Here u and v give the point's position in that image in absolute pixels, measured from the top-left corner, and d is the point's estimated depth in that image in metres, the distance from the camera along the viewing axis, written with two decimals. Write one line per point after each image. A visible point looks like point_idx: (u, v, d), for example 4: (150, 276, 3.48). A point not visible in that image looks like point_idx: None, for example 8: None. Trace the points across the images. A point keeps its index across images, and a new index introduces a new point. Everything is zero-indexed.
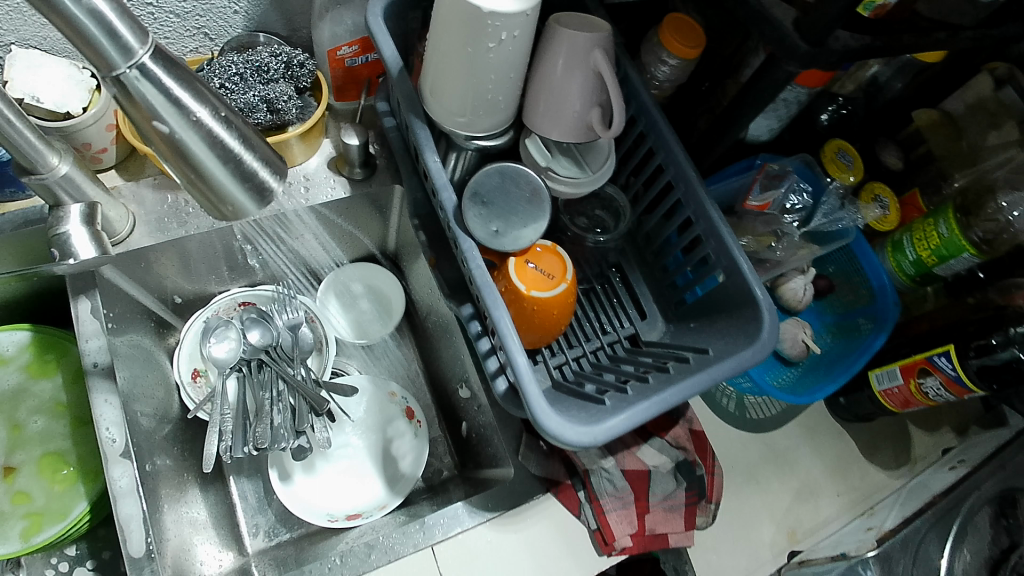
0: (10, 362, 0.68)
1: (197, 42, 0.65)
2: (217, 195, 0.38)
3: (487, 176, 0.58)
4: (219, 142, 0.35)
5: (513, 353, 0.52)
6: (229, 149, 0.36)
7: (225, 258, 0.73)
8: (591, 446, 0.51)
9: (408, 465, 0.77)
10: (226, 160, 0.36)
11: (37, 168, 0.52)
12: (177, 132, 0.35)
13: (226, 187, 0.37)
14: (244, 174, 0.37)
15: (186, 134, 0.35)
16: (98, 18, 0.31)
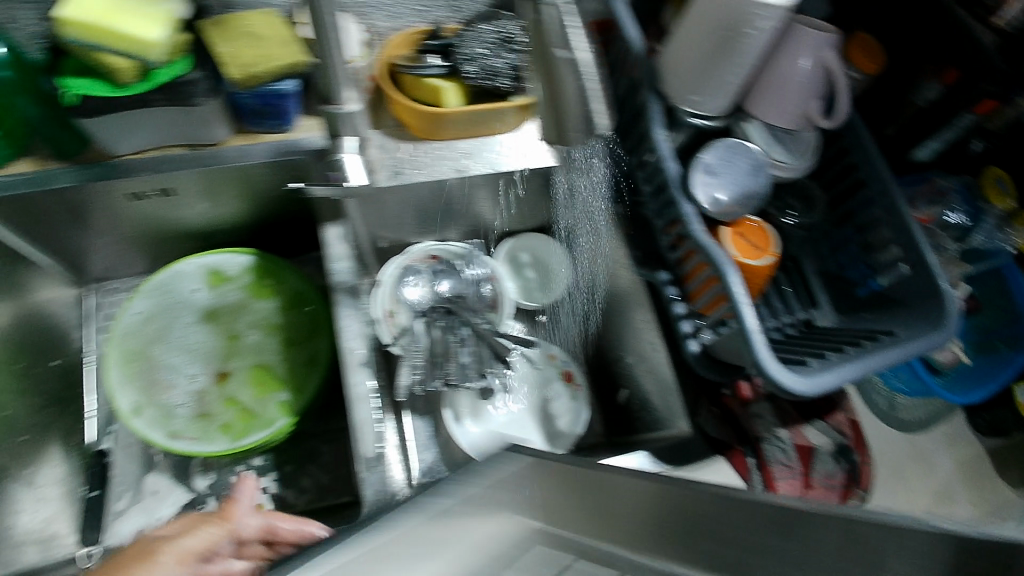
0: (233, 280, 0.74)
1: (445, 13, 0.72)
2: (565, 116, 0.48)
3: (717, 151, 0.64)
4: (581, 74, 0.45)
5: (740, 305, 0.59)
6: (585, 81, 0.45)
7: (427, 212, 0.80)
8: (805, 395, 0.59)
9: (566, 424, 0.81)
10: (579, 89, 0.46)
11: (334, 100, 0.58)
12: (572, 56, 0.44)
13: (573, 110, 0.47)
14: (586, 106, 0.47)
15: (565, 62, 0.44)
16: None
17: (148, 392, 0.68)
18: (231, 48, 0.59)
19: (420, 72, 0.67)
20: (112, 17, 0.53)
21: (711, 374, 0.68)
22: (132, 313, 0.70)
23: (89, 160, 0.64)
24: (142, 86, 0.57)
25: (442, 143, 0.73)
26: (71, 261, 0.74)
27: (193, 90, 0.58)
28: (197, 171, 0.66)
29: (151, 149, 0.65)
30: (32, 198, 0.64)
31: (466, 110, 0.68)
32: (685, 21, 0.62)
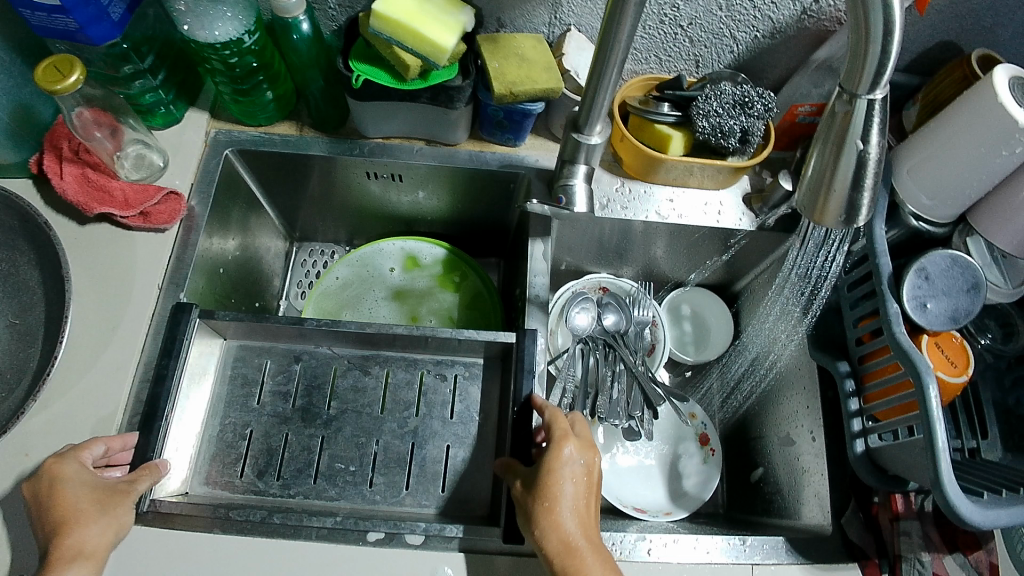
0: (426, 268, 0.79)
1: (684, 65, 0.75)
2: (822, 206, 0.47)
3: (939, 258, 0.64)
4: (862, 170, 0.44)
5: (936, 419, 0.57)
6: (862, 178, 0.44)
7: (610, 247, 0.83)
8: (978, 526, 0.57)
9: (694, 486, 0.81)
10: (853, 182, 0.45)
11: (585, 130, 0.62)
12: (866, 152, 0.43)
13: (835, 202, 0.46)
14: (855, 201, 0.46)
15: (852, 155, 0.44)
16: (882, 55, 0.40)
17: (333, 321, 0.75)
18: (501, 65, 0.64)
19: (653, 117, 0.70)
20: (417, 19, 0.59)
21: (873, 481, 0.66)
22: (335, 277, 0.77)
23: (344, 135, 0.72)
24: (419, 83, 0.63)
25: (651, 188, 0.76)
26: (287, 217, 0.81)
27: (457, 95, 0.65)
28: (429, 163, 0.72)
29: (396, 137, 0.72)
30: (286, 156, 0.71)
31: (686, 160, 0.71)
32: (936, 126, 0.62)
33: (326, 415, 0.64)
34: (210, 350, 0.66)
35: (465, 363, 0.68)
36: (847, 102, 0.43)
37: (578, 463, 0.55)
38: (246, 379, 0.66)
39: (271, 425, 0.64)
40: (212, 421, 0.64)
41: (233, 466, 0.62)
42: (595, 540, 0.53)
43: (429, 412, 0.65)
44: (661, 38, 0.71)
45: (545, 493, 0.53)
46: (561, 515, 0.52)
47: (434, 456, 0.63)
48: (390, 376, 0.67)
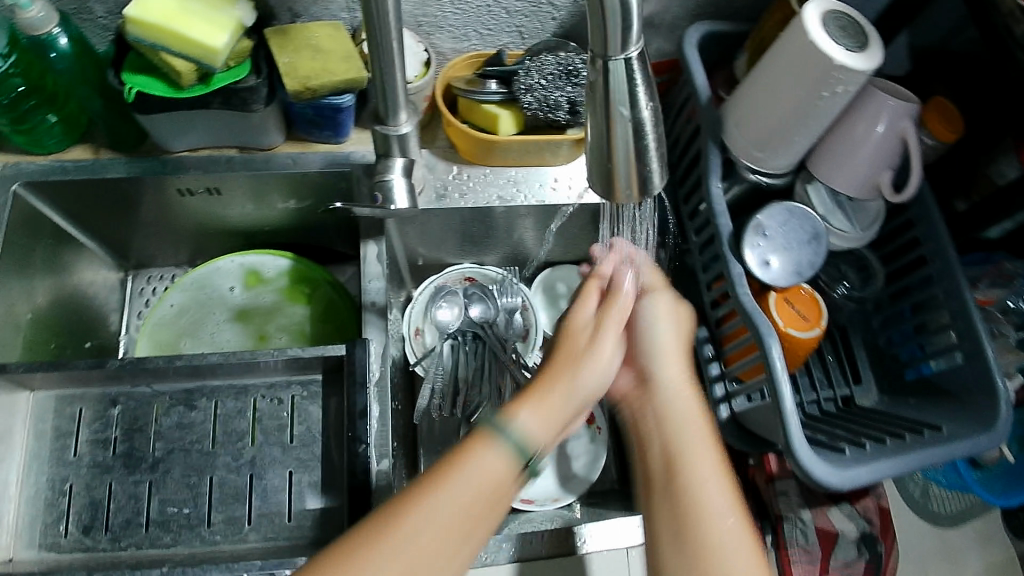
0: (271, 282, 0.74)
1: (510, 39, 0.71)
2: (612, 179, 0.42)
3: (775, 213, 0.62)
4: (641, 139, 0.39)
5: (779, 382, 0.55)
6: (645, 147, 0.40)
7: (469, 236, 0.79)
8: (837, 487, 0.55)
9: (582, 467, 0.79)
10: (636, 153, 0.40)
11: (390, 121, 0.57)
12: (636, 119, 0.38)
13: (623, 174, 0.41)
14: (641, 169, 0.41)
15: (626, 125, 0.39)
16: (625, 10, 0.35)
17: (165, 347, 0.70)
18: (291, 59, 0.59)
19: (478, 97, 0.66)
20: (177, 19, 0.55)
21: (738, 443, 0.66)
22: (168, 305, 0.71)
23: (145, 153, 0.67)
24: (201, 88, 0.58)
25: (493, 169, 0.72)
26: (116, 245, 0.75)
27: (251, 97, 0.60)
28: (245, 173, 0.67)
29: (205, 147, 0.67)
30: (83, 182, 0.65)
31: (519, 138, 0.68)
32: (756, 74, 0.59)
33: (151, 458, 0.61)
34: (15, 407, 0.61)
35: (301, 383, 0.63)
36: (601, 65, 0.38)
37: (653, 321, 0.57)
38: (61, 431, 0.62)
39: (93, 477, 0.60)
40: (28, 482, 0.60)
41: (56, 525, 0.59)
42: (716, 475, 0.49)
43: (266, 439, 0.62)
44: (477, 11, 0.66)
45: (561, 362, 0.51)
46: (589, 362, 0.51)
47: (275, 486, 0.60)
48: (219, 408, 0.62)
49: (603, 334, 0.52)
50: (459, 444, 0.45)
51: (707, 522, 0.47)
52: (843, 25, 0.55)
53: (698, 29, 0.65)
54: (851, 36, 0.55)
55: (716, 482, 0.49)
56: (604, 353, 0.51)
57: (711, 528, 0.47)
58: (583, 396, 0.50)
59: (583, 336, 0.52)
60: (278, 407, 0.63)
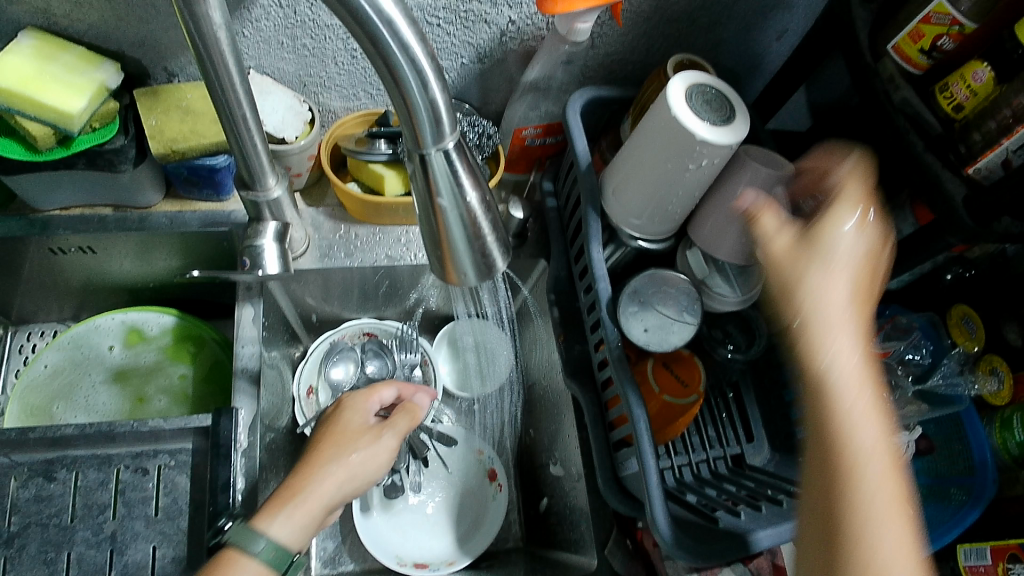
0: (153, 340, 0.72)
1: None
2: (449, 265, 0.41)
3: (648, 280, 0.63)
4: (471, 226, 0.39)
5: (645, 454, 0.55)
6: (478, 233, 0.39)
7: (366, 291, 0.78)
8: (706, 563, 0.55)
9: (480, 527, 0.77)
10: (470, 239, 0.39)
11: (257, 186, 0.56)
12: (461, 209, 0.38)
13: (461, 259, 0.40)
14: (480, 254, 0.40)
15: (452, 213, 0.38)
16: (430, 104, 0.34)
17: (37, 412, 0.67)
18: (158, 120, 0.58)
19: (365, 157, 0.64)
20: (33, 84, 0.52)
21: (623, 509, 0.65)
22: (39, 367, 0.68)
23: (14, 212, 0.64)
24: (60, 152, 0.56)
25: (382, 228, 0.71)
26: None
27: (117, 158, 0.58)
28: (121, 233, 0.65)
29: (78, 206, 0.65)
30: None
31: (405, 199, 0.67)
32: (629, 145, 0.59)
33: (5, 534, 0.57)
34: None
35: (170, 452, 0.61)
36: (418, 157, 0.37)
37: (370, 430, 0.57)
38: None
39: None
40: None
41: None
42: (869, 411, 0.39)
43: (128, 513, 0.59)
44: (360, 72, 0.66)
45: (330, 445, 0.54)
46: (353, 443, 0.55)
47: (138, 563, 0.57)
48: (79, 480, 0.60)
49: (380, 440, 0.56)
50: (211, 564, 0.47)
51: (866, 440, 0.39)
52: (708, 99, 0.55)
53: (583, 94, 0.65)
54: (716, 110, 0.55)
55: (850, 335, 0.40)
56: (366, 461, 0.54)
57: (842, 417, 0.39)
58: (351, 476, 0.53)
59: (363, 434, 0.56)
60: (145, 477, 0.60)
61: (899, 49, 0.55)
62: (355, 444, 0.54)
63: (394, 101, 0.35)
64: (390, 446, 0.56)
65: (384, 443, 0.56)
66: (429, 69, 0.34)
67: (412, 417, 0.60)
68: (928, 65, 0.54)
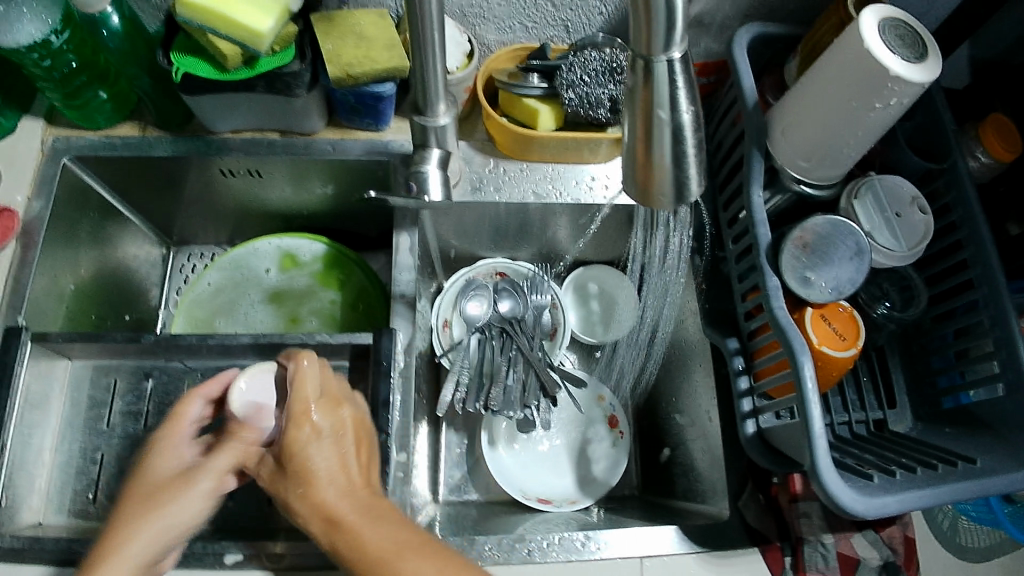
0: (304, 266, 0.75)
1: (555, 32, 0.70)
2: (649, 184, 0.40)
3: (817, 227, 0.60)
4: (681, 142, 0.38)
5: (810, 402, 0.54)
6: (685, 151, 0.39)
7: (502, 231, 0.79)
8: (863, 515, 0.54)
9: (602, 471, 0.78)
10: (677, 156, 0.39)
11: (428, 112, 0.57)
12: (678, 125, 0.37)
13: (665, 179, 0.40)
14: (686, 175, 0.40)
15: (667, 127, 0.38)
16: (670, 7, 0.34)
17: (202, 324, 0.72)
18: (335, 46, 0.59)
19: (518, 91, 0.65)
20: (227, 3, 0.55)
21: (765, 462, 0.63)
22: (204, 283, 0.73)
23: (190, 132, 0.68)
24: (245, 72, 0.59)
25: (529, 165, 0.72)
26: (161, 222, 0.77)
27: (294, 81, 0.60)
28: (284, 158, 0.68)
29: (247, 130, 0.68)
30: (130, 159, 0.67)
31: (556, 135, 0.67)
32: (806, 81, 0.56)
33: None
34: (52, 374, 0.63)
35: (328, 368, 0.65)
36: (644, 66, 0.37)
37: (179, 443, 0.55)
38: (95, 401, 0.64)
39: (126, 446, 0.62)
40: (62, 446, 0.63)
41: (87, 491, 0.61)
42: None
43: None
44: (522, 4, 0.65)
45: (135, 509, 0.51)
46: (175, 492, 0.51)
47: None
48: None
49: (192, 485, 0.52)
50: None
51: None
52: (902, 34, 0.52)
53: (750, 31, 0.63)
54: (910, 46, 0.52)
55: None
56: (184, 507, 0.51)
57: None
58: (169, 528, 0.51)
59: (172, 483, 0.52)
60: None
61: None
62: (168, 494, 0.51)
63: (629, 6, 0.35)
64: (207, 489, 0.52)
65: (199, 488, 0.52)
66: None
67: (243, 446, 0.53)
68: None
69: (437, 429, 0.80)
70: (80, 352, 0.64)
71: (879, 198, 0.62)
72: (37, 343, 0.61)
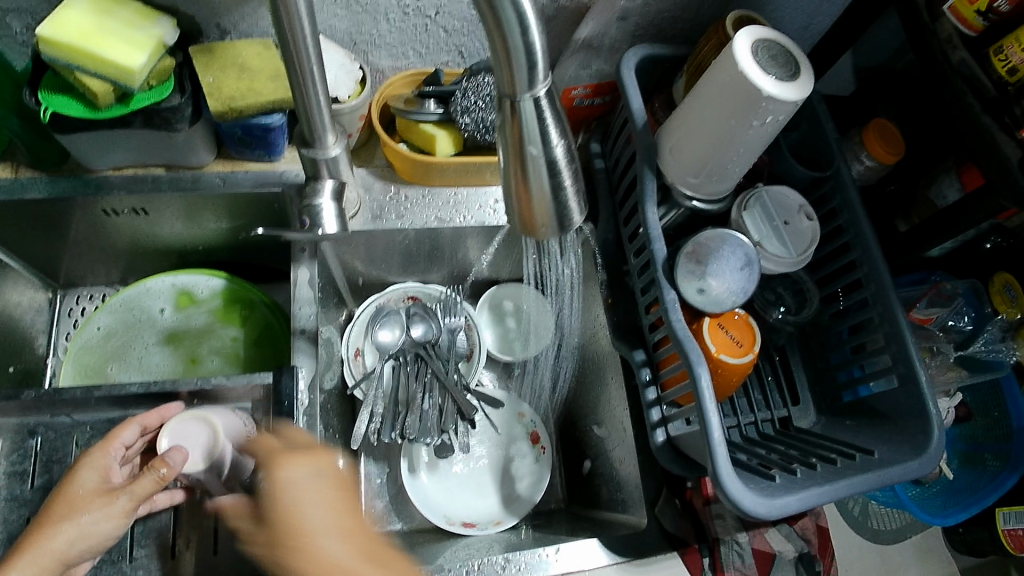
0: (202, 303, 0.72)
1: (448, 57, 0.70)
2: (531, 215, 0.41)
3: (708, 239, 0.62)
4: (555, 175, 0.39)
5: (710, 412, 0.56)
6: (560, 183, 0.39)
7: (411, 254, 0.78)
8: (767, 516, 0.56)
9: (526, 488, 0.78)
10: (553, 189, 0.39)
11: (317, 144, 0.56)
12: (549, 159, 0.38)
13: (544, 209, 0.40)
14: (563, 205, 0.40)
15: (539, 161, 0.38)
16: (530, 46, 0.34)
17: (92, 372, 0.68)
18: (216, 78, 0.57)
19: (415, 117, 0.65)
20: (93, 39, 0.52)
21: (676, 467, 0.65)
22: (93, 329, 0.69)
23: (67, 172, 0.65)
24: (119, 109, 0.56)
25: (431, 191, 0.71)
26: (43, 266, 0.73)
27: (173, 117, 0.58)
28: (172, 194, 0.65)
29: (130, 166, 0.65)
30: (1, 203, 0.63)
31: (455, 160, 0.67)
32: (689, 100, 0.58)
33: None
34: None
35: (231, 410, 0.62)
36: (511, 103, 0.37)
37: (104, 462, 0.54)
38: None
39: (9, 510, 0.58)
40: None
41: None
42: None
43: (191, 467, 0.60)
44: (412, 31, 0.65)
45: (53, 518, 0.50)
46: (92, 505, 0.50)
47: None
48: None
49: (112, 502, 0.51)
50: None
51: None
52: (774, 54, 0.54)
53: (636, 52, 0.65)
54: (782, 65, 0.54)
55: None
56: (96, 522, 0.50)
57: None
58: (78, 544, 0.49)
59: (96, 496, 0.51)
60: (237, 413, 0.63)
61: (955, 9, 0.59)
62: (85, 507, 0.50)
63: (491, 46, 0.35)
64: (125, 507, 0.51)
65: (116, 506, 0.51)
66: (530, 11, 0.33)
67: (157, 477, 0.52)
68: (982, 27, 0.59)
69: (357, 460, 0.78)
70: None
71: (767, 207, 0.65)
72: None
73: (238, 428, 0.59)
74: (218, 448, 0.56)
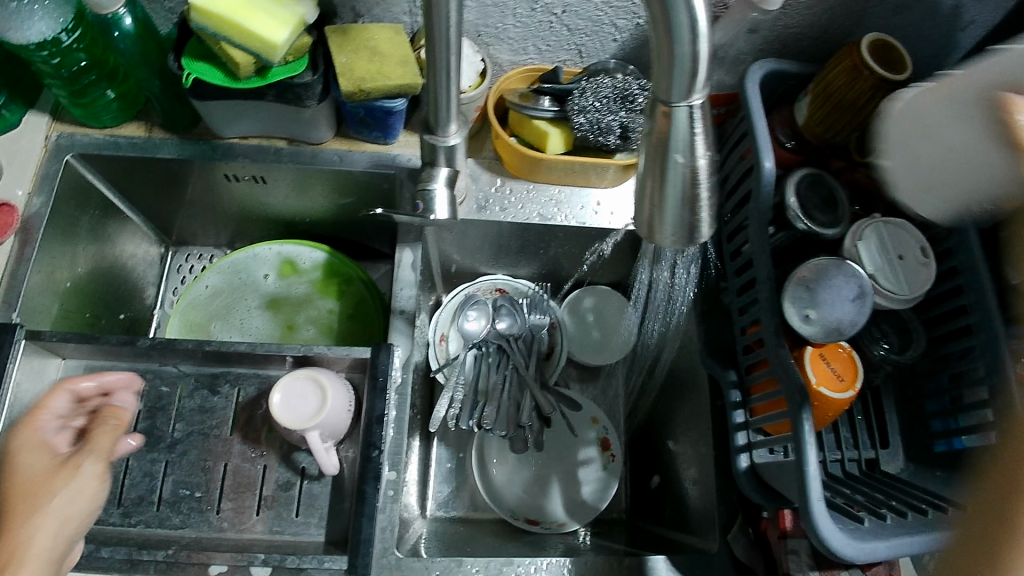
0: (304, 274, 0.75)
1: (567, 56, 0.70)
2: (659, 224, 0.40)
3: (820, 268, 0.61)
4: (695, 186, 0.38)
5: (807, 445, 0.54)
6: (698, 195, 0.38)
7: (504, 249, 0.79)
8: (853, 559, 0.54)
9: (591, 494, 0.77)
10: (689, 201, 0.39)
11: (439, 131, 0.57)
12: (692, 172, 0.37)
13: (675, 219, 0.40)
14: (697, 217, 0.39)
15: (682, 172, 0.37)
16: (694, 56, 0.34)
17: (196, 327, 0.71)
18: (348, 59, 0.59)
19: (530, 112, 0.65)
20: (243, 12, 0.55)
21: (755, 496, 0.63)
22: (203, 287, 0.73)
23: (196, 136, 0.68)
24: (256, 81, 0.58)
25: (535, 187, 0.72)
26: (160, 222, 0.76)
27: (305, 92, 0.60)
28: (290, 166, 0.67)
29: (255, 136, 0.67)
30: (135, 159, 0.67)
31: (565, 159, 0.67)
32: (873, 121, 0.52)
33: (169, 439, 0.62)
34: (44, 373, 0.62)
35: None
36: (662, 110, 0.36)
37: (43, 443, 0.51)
38: None
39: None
40: None
41: None
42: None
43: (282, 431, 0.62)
44: (536, 26, 0.65)
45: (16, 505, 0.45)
46: (66, 481, 0.47)
47: (283, 481, 0.61)
48: (241, 395, 0.64)
49: (77, 471, 0.48)
50: None
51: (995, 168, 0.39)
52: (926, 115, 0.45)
53: (762, 66, 0.63)
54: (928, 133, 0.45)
55: None
56: (73, 498, 0.47)
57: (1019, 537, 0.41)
58: (64, 519, 0.46)
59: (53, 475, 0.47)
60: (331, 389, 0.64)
61: None
62: (51, 487, 0.46)
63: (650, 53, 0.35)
64: (97, 471, 0.49)
65: (84, 472, 0.48)
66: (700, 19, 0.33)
67: (113, 426, 0.53)
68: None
69: (429, 443, 0.80)
70: (73, 350, 0.63)
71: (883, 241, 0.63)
72: (29, 341, 0.60)
73: (342, 395, 0.60)
74: (326, 410, 0.58)
